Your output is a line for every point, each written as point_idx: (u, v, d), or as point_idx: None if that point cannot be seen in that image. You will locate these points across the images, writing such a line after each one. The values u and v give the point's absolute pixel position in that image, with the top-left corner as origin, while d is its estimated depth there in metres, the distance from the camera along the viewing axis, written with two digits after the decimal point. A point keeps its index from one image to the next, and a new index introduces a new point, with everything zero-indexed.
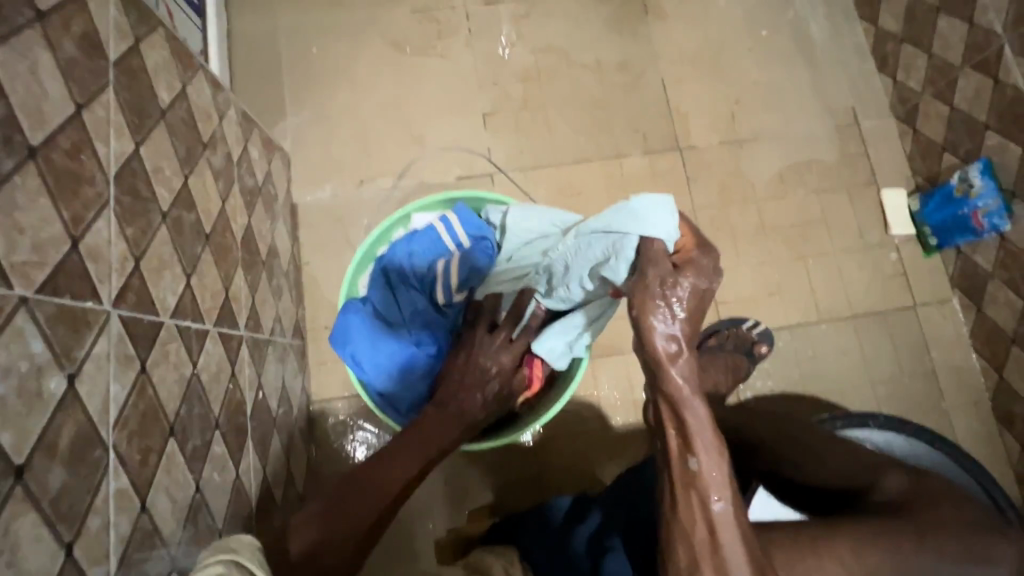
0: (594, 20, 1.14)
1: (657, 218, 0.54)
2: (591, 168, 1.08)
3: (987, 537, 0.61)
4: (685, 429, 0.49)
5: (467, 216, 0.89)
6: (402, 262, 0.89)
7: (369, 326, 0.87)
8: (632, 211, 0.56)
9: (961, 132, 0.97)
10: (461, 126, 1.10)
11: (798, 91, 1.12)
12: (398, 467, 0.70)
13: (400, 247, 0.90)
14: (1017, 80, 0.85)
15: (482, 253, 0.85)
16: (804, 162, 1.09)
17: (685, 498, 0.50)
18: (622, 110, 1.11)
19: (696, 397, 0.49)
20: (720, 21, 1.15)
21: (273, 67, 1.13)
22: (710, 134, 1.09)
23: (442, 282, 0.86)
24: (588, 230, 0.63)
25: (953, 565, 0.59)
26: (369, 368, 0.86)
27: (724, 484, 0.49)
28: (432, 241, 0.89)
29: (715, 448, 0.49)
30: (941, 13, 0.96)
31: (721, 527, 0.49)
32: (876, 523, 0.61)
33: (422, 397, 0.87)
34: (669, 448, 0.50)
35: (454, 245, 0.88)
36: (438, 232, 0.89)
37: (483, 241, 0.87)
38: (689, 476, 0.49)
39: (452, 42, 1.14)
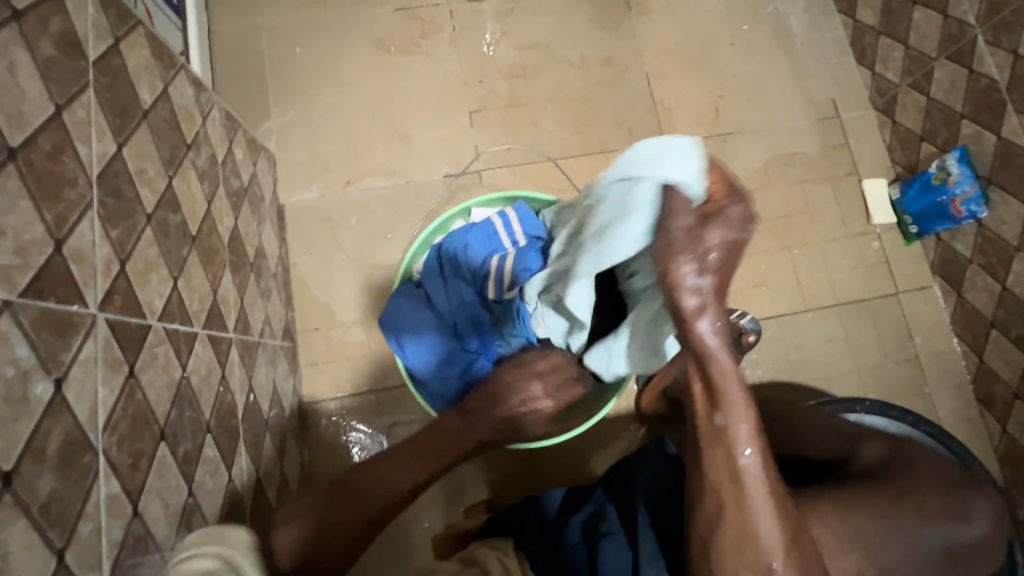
0: (578, 17, 1.15)
1: (683, 158, 0.53)
2: (578, 163, 1.09)
3: (963, 495, 0.63)
4: (711, 382, 0.50)
5: (529, 216, 0.87)
6: (456, 251, 0.90)
7: (417, 315, 0.90)
8: (653, 155, 0.56)
9: (938, 121, 0.99)
10: (448, 124, 1.10)
11: (780, 84, 1.13)
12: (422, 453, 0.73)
13: (456, 237, 0.90)
14: (991, 69, 0.88)
15: (534, 254, 0.84)
16: (787, 154, 1.10)
17: (712, 450, 0.51)
18: (608, 106, 1.11)
19: (722, 357, 0.49)
20: (703, 15, 1.16)
21: (255, 68, 1.12)
22: (695, 128, 1.11)
23: (495, 280, 0.88)
24: (604, 190, 0.62)
25: (933, 523, 0.60)
26: (409, 352, 0.90)
27: (750, 435, 0.50)
28: (489, 234, 0.88)
29: (741, 402, 0.50)
30: (916, 5, 0.98)
31: (747, 477, 0.50)
32: (857, 489, 0.62)
33: (453, 392, 0.89)
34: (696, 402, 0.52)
35: (509, 242, 0.87)
36: (496, 226, 0.88)
37: (537, 243, 0.85)
38: (716, 433, 0.51)
39: (437, 40, 1.13)
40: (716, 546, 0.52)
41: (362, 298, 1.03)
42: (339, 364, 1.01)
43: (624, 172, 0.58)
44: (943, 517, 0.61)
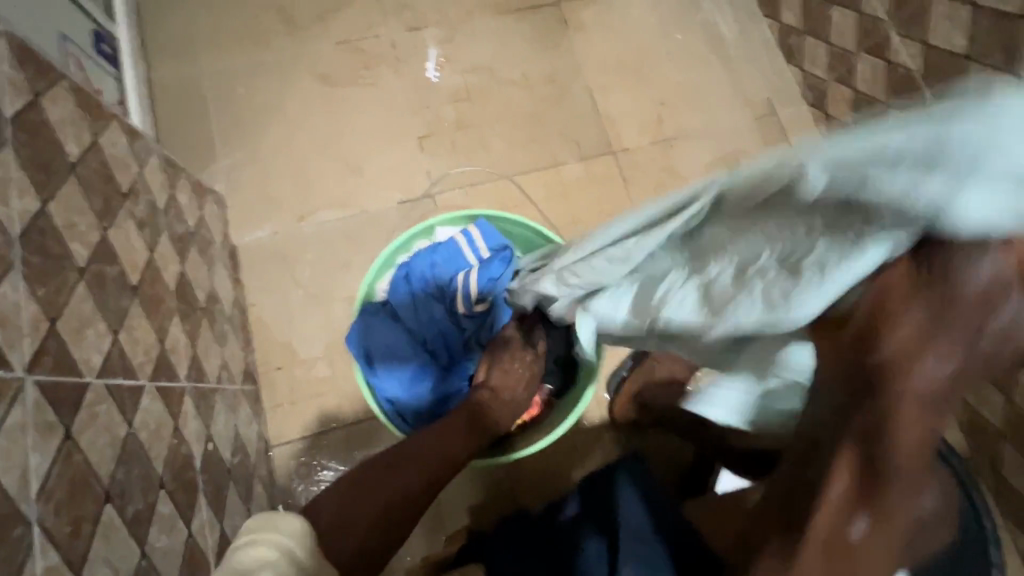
0: (517, 38, 1.17)
1: (1013, 179, 0.31)
2: (530, 179, 1.11)
3: None
4: (880, 454, 0.39)
5: (491, 232, 0.93)
6: (424, 270, 0.94)
7: (389, 334, 0.91)
8: (940, 154, 0.32)
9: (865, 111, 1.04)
10: (398, 152, 1.11)
11: (717, 88, 1.17)
12: (449, 436, 0.79)
13: (422, 258, 0.94)
14: (905, 59, 0.93)
15: (499, 265, 0.90)
16: (729, 154, 1.14)
17: (830, 520, 0.41)
18: (555, 122, 1.14)
19: (910, 430, 0.39)
20: (637, 27, 1.20)
21: (198, 112, 1.11)
22: (640, 136, 1.14)
23: (462, 294, 0.93)
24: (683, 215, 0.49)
25: None
26: (380, 373, 0.90)
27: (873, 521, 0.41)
28: (454, 252, 0.93)
29: (906, 489, 0.41)
30: (833, 5, 1.03)
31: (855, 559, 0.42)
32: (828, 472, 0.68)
33: (429, 408, 0.90)
34: (839, 463, 0.41)
35: (474, 258, 0.93)
36: (460, 243, 0.93)
37: (501, 254, 0.91)
38: (848, 501, 0.41)
39: (381, 70, 1.15)
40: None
41: (325, 333, 1.02)
42: (305, 403, 0.99)
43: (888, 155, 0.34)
44: None
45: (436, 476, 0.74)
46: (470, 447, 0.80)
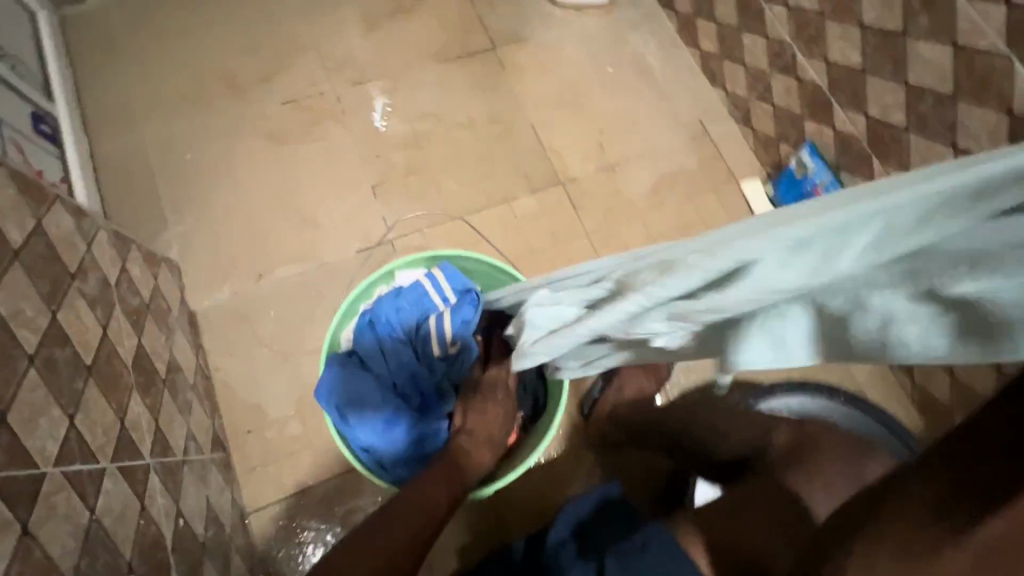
0: (458, 83, 1.23)
1: None
2: (485, 215, 1.14)
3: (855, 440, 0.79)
4: None
5: (456, 274, 0.92)
6: (390, 316, 0.94)
7: (359, 382, 0.90)
8: None
9: (786, 123, 1.12)
10: (353, 201, 1.13)
11: (651, 113, 1.25)
12: (438, 480, 0.79)
13: (386, 303, 0.94)
14: (813, 76, 1.02)
15: (468, 306, 0.89)
16: (670, 173, 1.21)
17: None
18: (502, 159, 1.18)
19: None
20: (570, 63, 1.26)
21: (146, 183, 1.11)
22: (584, 164, 1.19)
23: (434, 338, 0.93)
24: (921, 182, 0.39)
25: (856, 457, 0.77)
26: (352, 423, 0.89)
27: None
28: (420, 296, 0.93)
29: None
30: (744, 32, 1.12)
31: None
32: (817, 468, 0.75)
33: (403, 452, 0.90)
34: None
35: (442, 301, 0.93)
36: (426, 287, 0.93)
37: (469, 295, 0.90)
38: None
39: (328, 125, 1.17)
40: None
41: (294, 389, 1.01)
42: (279, 464, 0.97)
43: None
44: (855, 454, 0.77)
45: (438, 523, 0.76)
46: (460, 488, 0.81)
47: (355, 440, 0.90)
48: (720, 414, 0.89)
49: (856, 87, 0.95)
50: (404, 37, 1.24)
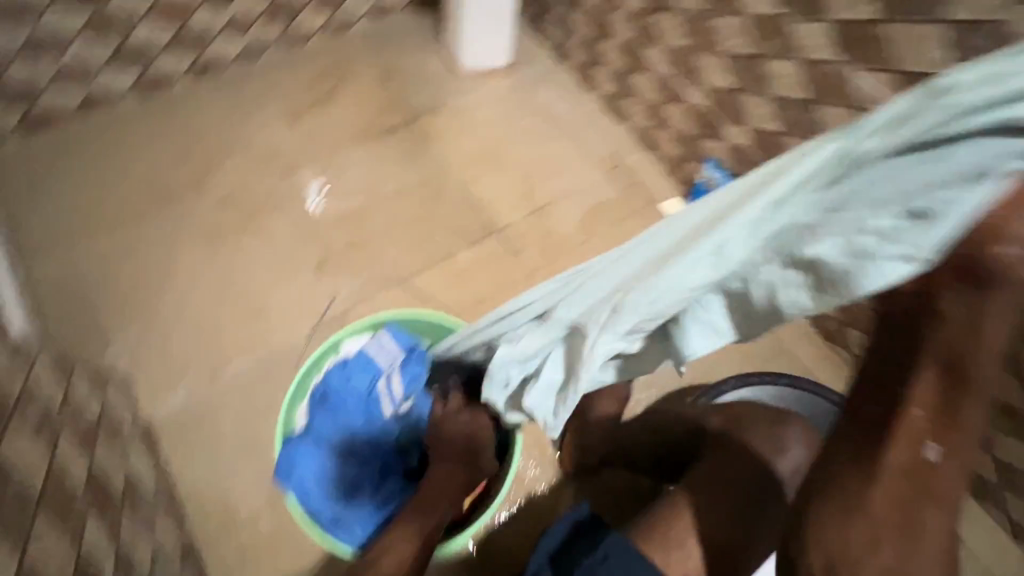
0: (384, 156, 1.30)
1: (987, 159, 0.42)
2: (429, 274, 1.20)
3: (776, 418, 0.85)
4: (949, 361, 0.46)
5: (399, 335, 0.97)
6: (339, 386, 0.97)
7: (317, 455, 0.94)
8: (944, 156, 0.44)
9: (686, 146, 1.24)
10: (298, 283, 1.17)
11: (569, 153, 1.35)
12: (407, 535, 0.83)
13: (335, 375, 0.97)
14: (699, 102, 1.14)
15: (414, 363, 0.96)
16: (595, 206, 1.30)
17: (899, 447, 0.47)
18: (436, 221, 1.25)
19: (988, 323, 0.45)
20: (487, 121, 1.36)
21: (87, 301, 1.13)
22: (515, 211, 1.27)
23: (385, 397, 1.00)
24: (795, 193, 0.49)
25: (771, 431, 0.83)
26: (316, 495, 0.92)
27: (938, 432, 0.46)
28: (366, 361, 0.98)
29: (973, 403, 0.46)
30: (633, 73, 1.25)
31: (933, 481, 0.46)
32: (741, 450, 0.81)
33: (370, 514, 0.93)
34: (925, 386, 0.47)
35: (388, 362, 0.98)
36: (371, 352, 0.97)
37: (413, 353, 0.97)
38: (917, 427, 0.47)
39: (265, 215, 1.22)
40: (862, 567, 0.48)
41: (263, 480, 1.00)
42: None
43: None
44: (770, 428, 0.84)
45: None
46: (429, 538, 0.84)
47: (320, 512, 0.91)
48: (663, 415, 0.95)
49: (735, 105, 1.07)
50: (327, 123, 1.32)
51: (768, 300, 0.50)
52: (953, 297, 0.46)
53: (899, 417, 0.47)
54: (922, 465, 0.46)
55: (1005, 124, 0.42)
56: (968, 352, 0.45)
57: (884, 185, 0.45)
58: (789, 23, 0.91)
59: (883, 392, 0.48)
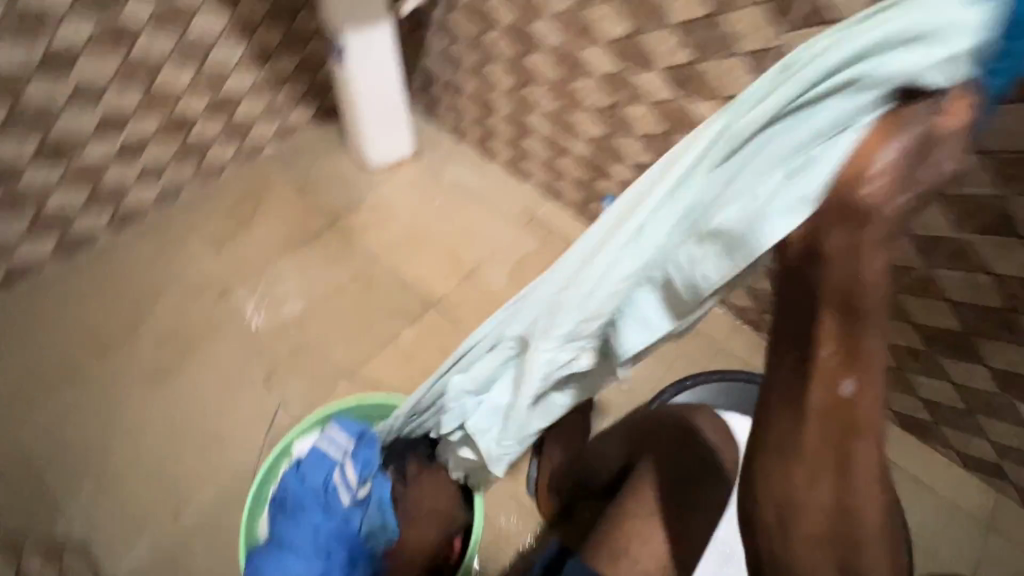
0: (313, 261, 1.38)
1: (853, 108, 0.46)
2: (378, 361, 1.27)
3: (682, 416, 0.93)
4: (841, 301, 0.45)
5: (346, 424, 0.97)
6: (296, 489, 0.95)
7: (278, 565, 0.89)
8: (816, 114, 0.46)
9: (585, 188, 1.36)
10: (249, 401, 1.22)
11: (486, 217, 1.45)
12: None
13: (290, 479, 0.97)
14: (583, 151, 1.28)
15: (365, 448, 0.92)
16: (519, 260, 1.40)
17: (815, 393, 0.47)
18: (376, 309, 1.32)
19: (866, 253, 0.44)
20: (402, 207, 1.46)
21: (40, 470, 1.16)
22: (445, 282, 1.36)
23: (343, 487, 0.95)
24: (692, 169, 0.48)
25: (676, 429, 0.91)
26: None
27: (846, 367, 0.46)
28: (319, 457, 0.97)
29: (872, 330, 0.46)
30: (523, 138, 1.39)
31: (851, 412, 0.47)
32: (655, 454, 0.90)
33: None
34: (823, 327, 0.46)
35: (341, 452, 0.96)
36: (322, 447, 0.97)
37: (363, 438, 0.94)
38: (827, 370, 0.47)
39: (207, 344, 1.27)
40: (800, 513, 0.51)
41: None
42: None
43: (904, 29, 0.42)
44: (676, 428, 0.91)
45: None
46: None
47: None
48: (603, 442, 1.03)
49: (612, 147, 1.22)
50: (252, 242, 1.39)
51: (690, 280, 0.54)
52: (840, 228, 0.45)
53: (811, 362, 0.47)
54: (840, 402, 0.47)
55: (869, 68, 0.44)
56: (858, 289, 0.45)
57: (770, 148, 0.48)
58: (630, 75, 1.07)
59: (790, 339, 0.49)
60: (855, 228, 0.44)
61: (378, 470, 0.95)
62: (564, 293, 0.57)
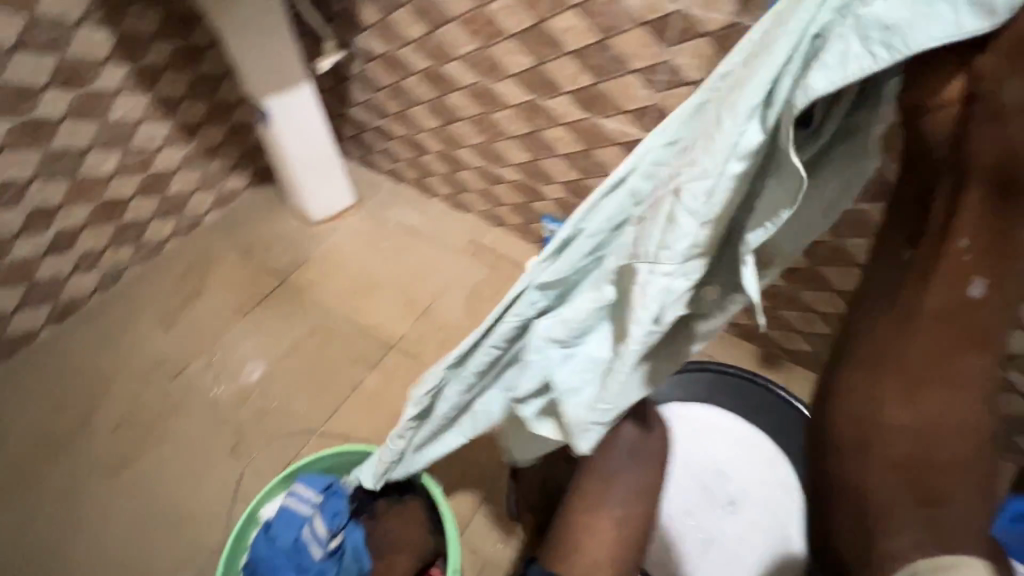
0: (268, 322, 1.38)
1: None
2: (345, 412, 1.26)
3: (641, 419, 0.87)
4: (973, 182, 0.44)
5: (312, 480, 0.96)
6: (267, 553, 0.92)
7: None
8: None
9: (523, 210, 1.41)
10: (216, 474, 1.20)
11: (434, 254, 1.48)
12: None
13: (260, 544, 0.93)
14: (513, 176, 1.34)
15: (336, 497, 0.95)
16: (472, 289, 1.42)
17: (935, 288, 0.48)
18: (336, 360, 1.32)
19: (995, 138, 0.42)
20: (350, 256, 1.49)
21: None
22: (402, 323, 1.38)
23: (314, 543, 0.93)
24: (780, 68, 0.44)
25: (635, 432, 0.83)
26: None
27: (976, 258, 0.46)
28: (287, 517, 0.94)
29: (988, 232, 0.45)
30: (457, 172, 1.44)
31: (973, 313, 0.47)
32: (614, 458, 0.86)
33: None
34: (955, 211, 0.45)
35: (309, 509, 0.94)
36: (290, 507, 0.94)
37: (332, 489, 0.96)
38: (957, 259, 0.46)
39: (168, 423, 1.25)
40: (882, 426, 0.52)
41: None
42: None
43: None
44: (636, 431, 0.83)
45: None
46: None
47: None
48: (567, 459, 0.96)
49: (540, 170, 1.28)
50: (204, 313, 1.39)
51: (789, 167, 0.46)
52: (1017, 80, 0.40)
53: (945, 246, 0.47)
54: (970, 300, 0.47)
55: None
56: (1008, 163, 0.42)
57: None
58: (542, 103, 1.14)
59: (934, 221, 0.48)
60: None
61: (349, 518, 0.96)
62: (655, 214, 0.53)
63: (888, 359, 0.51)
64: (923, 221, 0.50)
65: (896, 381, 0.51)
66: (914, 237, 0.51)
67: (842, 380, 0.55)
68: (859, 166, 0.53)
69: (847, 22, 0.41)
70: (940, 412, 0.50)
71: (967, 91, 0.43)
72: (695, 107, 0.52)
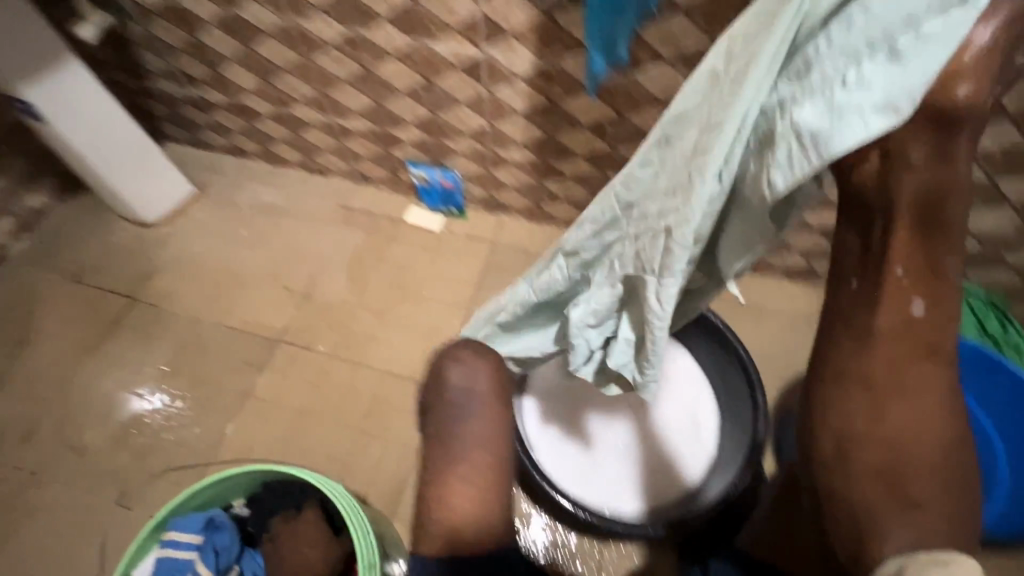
0: (125, 351, 1.21)
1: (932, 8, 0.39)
2: (241, 424, 1.15)
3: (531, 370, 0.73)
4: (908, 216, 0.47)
5: (186, 523, 0.87)
6: None
7: None
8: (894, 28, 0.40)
9: (384, 161, 1.27)
10: (109, 531, 1.06)
11: (300, 230, 1.33)
12: None
13: None
14: (361, 126, 1.20)
15: (219, 533, 0.88)
16: (351, 259, 1.30)
17: (886, 310, 0.50)
18: (217, 371, 1.19)
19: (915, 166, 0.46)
20: (203, 254, 1.30)
21: None
22: (282, 314, 1.24)
23: None
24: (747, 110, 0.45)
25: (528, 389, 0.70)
26: None
27: (917, 279, 0.49)
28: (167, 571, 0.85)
29: (925, 256, 0.49)
30: (298, 132, 1.27)
31: (921, 331, 0.51)
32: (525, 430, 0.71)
33: None
34: (895, 243, 0.48)
35: (189, 554, 0.86)
36: (166, 559, 0.85)
37: (212, 525, 0.88)
38: (897, 286, 0.50)
39: (35, 492, 1.09)
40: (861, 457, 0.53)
41: None
42: None
43: None
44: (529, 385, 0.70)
45: None
46: None
47: None
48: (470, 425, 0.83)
49: (387, 113, 1.14)
50: (45, 359, 1.20)
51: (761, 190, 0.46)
52: (919, 146, 0.45)
53: (883, 279, 0.50)
54: (911, 320, 0.50)
55: None
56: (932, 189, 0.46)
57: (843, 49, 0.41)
58: (362, 36, 1.00)
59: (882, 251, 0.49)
60: (935, 151, 0.45)
61: (241, 547, 0.90)
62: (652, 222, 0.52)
63: (854, 370, 0.53)
64: (864, 253, 0.51)
65: (863, 393, 0.52)
66: (855, 269, 0.52)
67: (819, 395, 0.55)
68: (801, 203, 0.52)
69: (784, 121, 0.43)
70: (908, 424, 0.52)
71: (882, 157, 0.46)
72: (660, 139, 0.52)
